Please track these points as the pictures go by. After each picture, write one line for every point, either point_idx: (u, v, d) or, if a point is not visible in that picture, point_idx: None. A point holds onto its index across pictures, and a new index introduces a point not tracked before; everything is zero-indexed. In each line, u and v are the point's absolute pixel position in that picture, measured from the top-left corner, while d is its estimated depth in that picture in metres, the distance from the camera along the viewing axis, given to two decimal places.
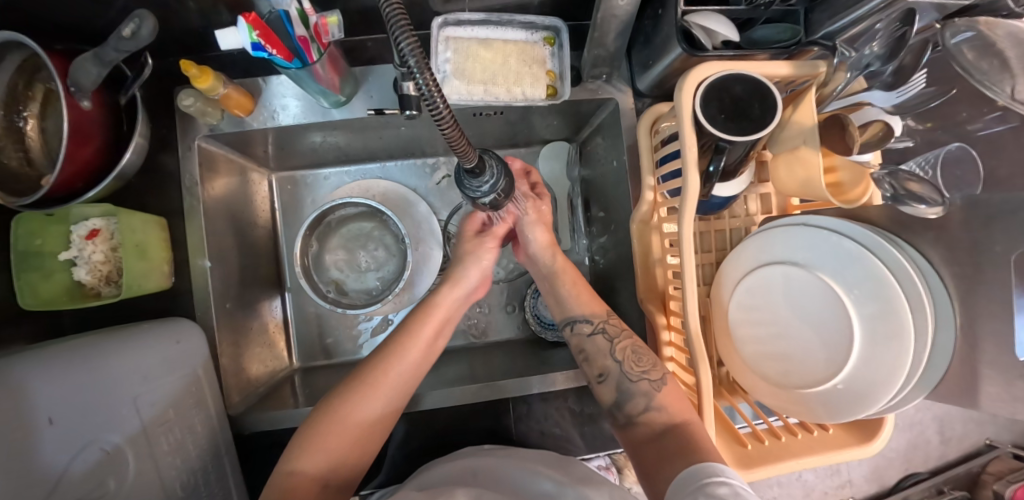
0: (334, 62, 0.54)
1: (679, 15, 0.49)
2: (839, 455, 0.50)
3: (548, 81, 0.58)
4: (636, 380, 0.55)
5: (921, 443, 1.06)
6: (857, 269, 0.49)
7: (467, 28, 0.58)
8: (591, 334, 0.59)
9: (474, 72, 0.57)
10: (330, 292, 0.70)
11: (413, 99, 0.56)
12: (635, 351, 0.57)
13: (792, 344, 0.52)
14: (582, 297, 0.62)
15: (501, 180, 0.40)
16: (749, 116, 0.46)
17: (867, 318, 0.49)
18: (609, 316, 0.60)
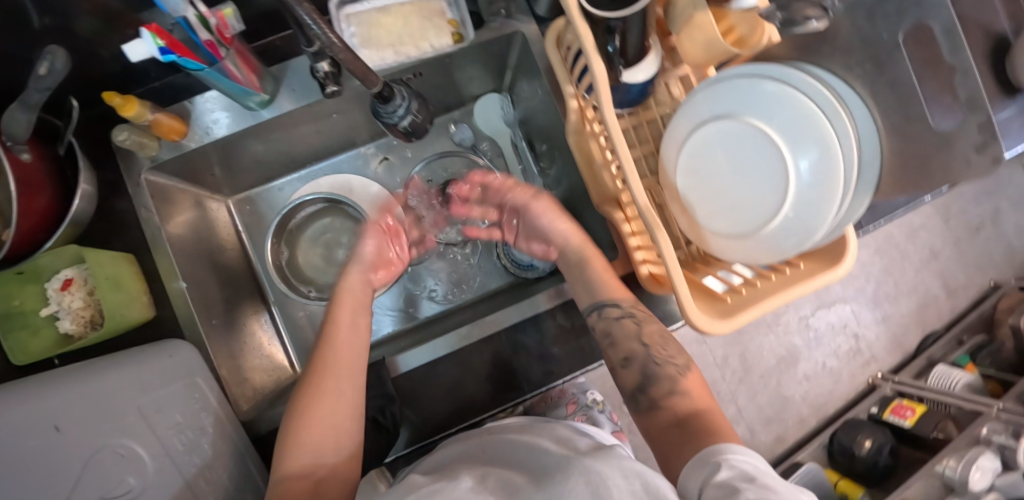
0: (246, 60, 0.57)
1: None
2: (812, 283, 0.53)
3: (452, 29, 0.61)
4: (663, 365, 0.55)
5: (926, 308, 1.52)
6: (778, 104, 0.52)
7: (363, 0, 0.60)
8: (618, 317, 0.58)
9: (380, 37, 0.60)
10: (312, 292, 0.73)
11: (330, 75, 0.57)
12: (660, 336, 0.58)
13: (742, 194, 0.54)
14: (608, 282, 0.60)
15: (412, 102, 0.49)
16: None
17: (798, 147, 0.51)
18: (634, 303, 0.60)
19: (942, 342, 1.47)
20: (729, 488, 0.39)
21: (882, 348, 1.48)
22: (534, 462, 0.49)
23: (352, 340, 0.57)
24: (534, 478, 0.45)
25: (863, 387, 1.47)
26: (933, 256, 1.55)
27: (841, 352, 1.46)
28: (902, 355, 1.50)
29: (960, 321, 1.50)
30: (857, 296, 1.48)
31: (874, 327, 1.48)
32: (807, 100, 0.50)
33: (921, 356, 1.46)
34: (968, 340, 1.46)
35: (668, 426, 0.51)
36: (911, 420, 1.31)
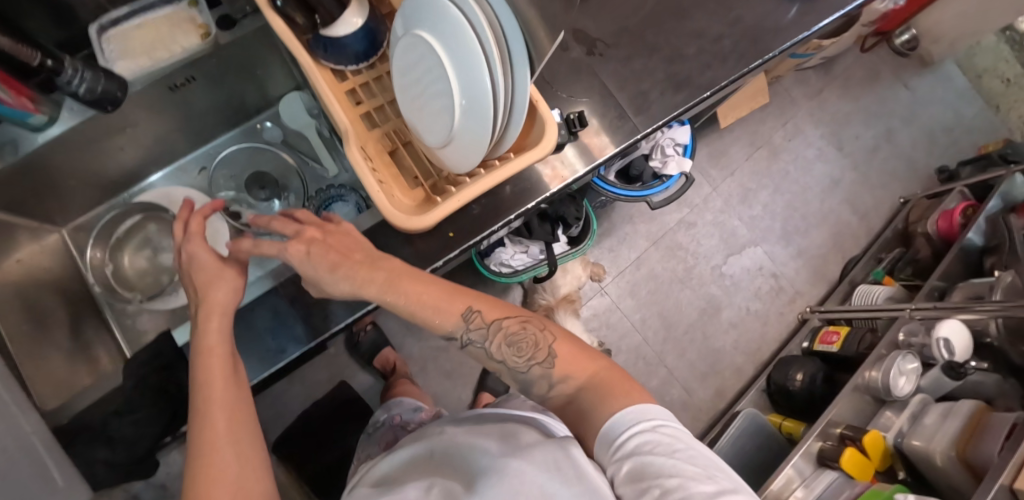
0: (19, 87, 0.64)
1: None
2: (508, 166, 0.54)
3: (199, 30, 0.70)
4: (528, 370, 0.52)
5: (841, 235, 1.53)
6: (437, 17, 0.52)
7: (122, 22, 0.70)
8: (465, 347, 0.55)
9: (136, 51, 0.69)
10: (138, 297, 0.80)
11: (102, 95, 0.65)
12: (511, 341, 0.53)
13: (436, 99, 0.56)
14: (430, 301, 0.54)
15: (85, 74, 0.62)
16: None
17: (459, 55, 0.51)
18: (467, 319, 0.54)
19: (863, 261, 1.47)
20: (637, 482, 0.39)
21: (804, 282, 1.47)
22: (472, 464, 0.44)
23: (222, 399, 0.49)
24: (465, 485, 0.41)
25: (794, 325, 1.45)
26: (836, 183, 1.56)
27: (763, 293, 1.45)
28: (827, 286, 1.49)
29: (877, 243, 1.51)
30: (767, 236, 1.48)
31: (791, 263, 1.48)
32: (454, 7, 0.50)
33: (844, 282, 1.45)
34: (886, 256, 1.47)
35: (565, 406, 0.51)
36: (838, 344, 1.28)
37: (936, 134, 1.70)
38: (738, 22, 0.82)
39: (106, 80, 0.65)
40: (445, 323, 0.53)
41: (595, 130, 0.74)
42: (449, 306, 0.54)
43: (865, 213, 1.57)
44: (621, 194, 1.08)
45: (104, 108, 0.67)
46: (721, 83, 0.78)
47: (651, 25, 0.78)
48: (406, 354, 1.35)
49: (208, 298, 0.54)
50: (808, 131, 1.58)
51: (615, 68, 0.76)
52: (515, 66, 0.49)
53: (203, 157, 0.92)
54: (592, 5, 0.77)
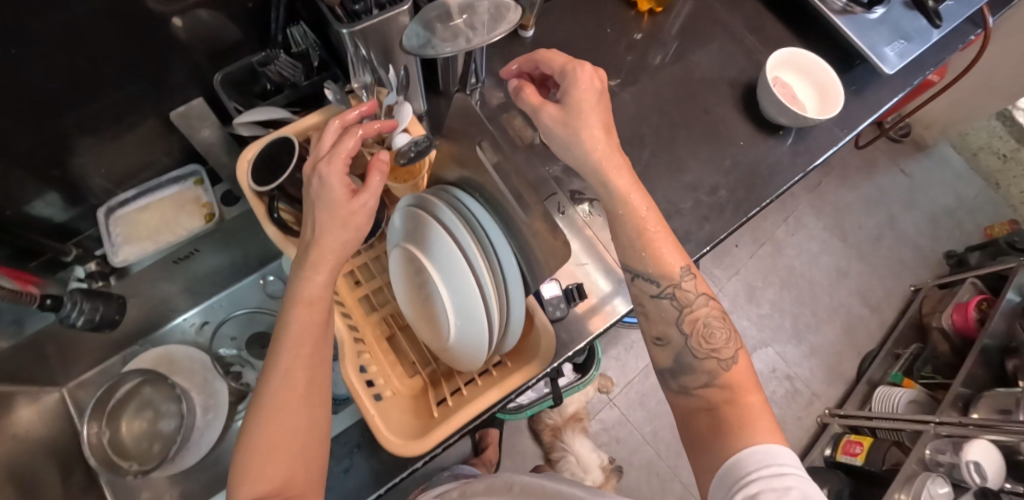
0: (27, 276, 0.67)
1: (237, 122, 0.59)
2: (505, 383, 0.54)
3: (204, 211, 0.73)
4: (702, 358, 0.53)
5: (854, 330, 1.50)
6: (430, 242, 0.55)
7: (130, 203, 0.73)
8: (659, 294, 0.55)
9: (140, 234, 0.71)
10: (134, 466, 0.77)
11: (101, 322, 0.71)
12: (705, 325, 0.54)
13: (428, 311, 0.57)
14: (658, 253, 0.55)
15: (89, 312, 0.69)
16: (283, 165, 0.55)
17: (452, 275, 0.54)
18: (681, 280, 0.55)
19: (879, 358, 1.44)
20: None
21: (820, 382, 1.44)
22: None
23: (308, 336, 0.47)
24: None
25: (814, 429, 1.40)
26: (842, 276, 1.55)
27: (778, 397, 1.41)
28: (844, 385, 1.45)
29: (893, 337, 1.48)
30: (778, 335, 1.46)
31: (804, 363, 1.44)
32: (447, 236, 0.53)
33: (861, 382, 1.41)
34: (903, 352, 1.43)
35: (700, 413, 0.51)
36: (862, 456, 1.23)
37: (940, 218, 1.69)
38: (734, 169, 0.83)
39: (102, 303, 0.71)
40: (659, 271, 0.55)
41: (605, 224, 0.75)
42: (673, 257, 0.55)
43: (877, 305, 1.54)
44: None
45: (105, 327, 0.73)
46: (720, 236, 0.78)
47: (645, 180, 0.80)
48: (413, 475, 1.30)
49: (332, 182, 0.48)
50: (810, 224, 1.58)
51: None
52: (510, 299, 0.53)
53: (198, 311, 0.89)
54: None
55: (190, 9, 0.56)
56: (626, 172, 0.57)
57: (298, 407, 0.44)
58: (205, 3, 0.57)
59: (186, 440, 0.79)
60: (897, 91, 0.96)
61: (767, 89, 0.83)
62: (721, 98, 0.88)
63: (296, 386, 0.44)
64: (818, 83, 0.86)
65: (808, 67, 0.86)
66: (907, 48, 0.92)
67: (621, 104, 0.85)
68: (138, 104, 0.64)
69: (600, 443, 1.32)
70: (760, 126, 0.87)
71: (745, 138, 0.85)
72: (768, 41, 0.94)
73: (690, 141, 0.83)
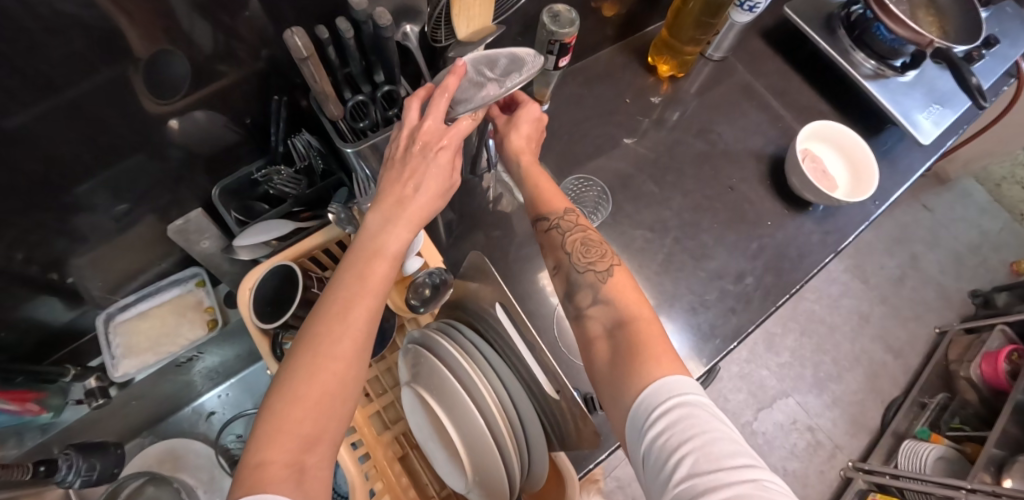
0: (23, 393, 0.61)
1: (236, 244, 0.56)
2: None
3: (208, 316, 0.71)
4: (583, 272, 0.55)
5: (876, 377, 1.46)
6: (437, 389, 0.50)
7: (130, 308, 0.70)
8: (547, 229, 0.59)
9: (140, 343, 0.68)
10: None
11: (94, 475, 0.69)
12: (584, 243, 0.57)
13: (434, 453, 0.53)
14: (549, 192, 0.61)
15: (82, 469, 0.67)
16: (287, 299, 0.51)
17: (459, 422, 0.50)
18: (564, 212, 0.60)
19: (904, 408, 1.39)
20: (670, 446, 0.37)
21: (843, 433, 1.39)
22: None
23: (371, 302, 0.42)
24: None
25: (838, 483, 1.35)
26: (865, 320, 1.51)
27: (799, 450, 1.36)
28: (869, 436, 1.40)
29: (917, 386, 1.43)
30: (799, 385, 1.41)
31: (826, 414, 1.40)
32: (454, 381, 0.49)
33: (886, 433, 1.37)
34: (929, 402, 1.38)
35: (597, 336, 0.50)
36: None
37: (963, 255, 1.64)
38: (762, 252, 0.77)
39: (97, 459, 0.71)
40: (548, 209, 0.60)
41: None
42: (561, 204, 0.60)
43: (900, 349, 1.49)
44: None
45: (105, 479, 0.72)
46: (748, 328, 0.72)
47: (664, 270, 0.73)
48: None
49: (435, 166, 0.47)
50: (829, 266, 1.54)
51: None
52: (531, 450, 0.50)
53: (203, 402, 0.86)
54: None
55: (187, 109, 0.53)
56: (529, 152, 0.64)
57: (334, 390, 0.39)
58: (203, 101, 0.53)
59: None
60: (932, 154, 0.90)
61: (795, 163, 0.78)
62: (746, 171, 0.82)
63: (343, 364, 0.40)
64: (852, 155, 0.81)
65: (837, 137, 0.81)
66: (939, 113, 0.87)
67: (638, 181, 0.79)
68: (128, 217, 0.61)
69: None
70: (787, 202, 0.80)
71: (773, 217, 0.79)
72: (794, 106, 0.89)
73: (715, 224, 0.77)
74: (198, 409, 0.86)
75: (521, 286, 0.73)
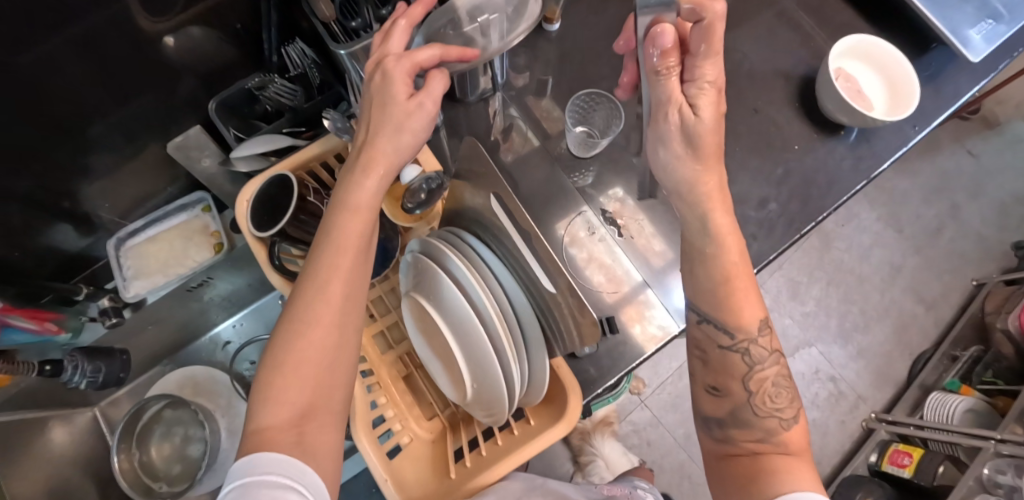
0: (41, 312, 0.66)
1: (235, 154, 0.55)
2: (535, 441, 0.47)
3: (214, 240, 0.70)
4: (765, 417, 0.47)
5: (906, 330, 1.41)
6: (434, 293, 0.49)
7: (141, 233, 0.70)
8: (728, 348, 0.49)
9: (151, 266, 0.69)
10: (162, 487, 0.76)
11: (104, 380, 0.74)
12: (774, 386, 0.49)
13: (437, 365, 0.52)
14: (744, 302, 0.48)
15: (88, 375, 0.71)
16: (284, 208, 0.50)
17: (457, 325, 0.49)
18: (756, 335, 0.49)
19: (934, 360, 1.34)
20: None
21: (867, 385, 1.36)
22: None
23: (346, 272, 0.41)
24: None
25: (859, 433, 1.32)
26: (896, 271, 1.45)
27: (820, 401, 1.33)
28: (894, 388, 1.36)
29: (949, 339, 1.37)
30: (823, 335, 1.37)
31: (851, 365, 1.36)
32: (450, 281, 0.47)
33: (912, 386, 1.33)
34: (961, 355, 1.32)
35: (738, 460, 0.48)
36: (910, 469, 1.17)
37: (1009, 205, 1.54)
38: (787, 178, 0.72)
39: (103, 362, 0.73)
40: (736, 326, 0.48)
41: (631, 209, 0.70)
42: (754, 311, 0.49)
43: (932, 301, 1.43)
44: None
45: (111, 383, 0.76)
46: (769, 257, 0.69)
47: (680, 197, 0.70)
48: None
49: (396, 101, 0.42)
50: (861, 215, 1.47)
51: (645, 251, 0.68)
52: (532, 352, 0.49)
53: (220, 332, 0.88)
54: (621, 182, 0.71)
55: (181, 27, 0.53)
56: (726, 214, 0.48)
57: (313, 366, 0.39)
58: (197, 18, 0.53)
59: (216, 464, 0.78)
60: (983, 76, 0.82)
61: (828, 83, 0.72)
62: (773, 93, 0.76)
63: (322, 334, 0.40)
64: (890, 75, 0.74)
65: (872, 52, 0.74)
66: (993, 30, 0.78)
67: None
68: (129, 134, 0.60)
69: (630, 445, 1.26)
70: (817, 126, 0.75)
71: (800, 141, 0.74)
72: (831, 24, 0.82)
73: (737, 149, 0.72)
74: (215, 339, 0.88)
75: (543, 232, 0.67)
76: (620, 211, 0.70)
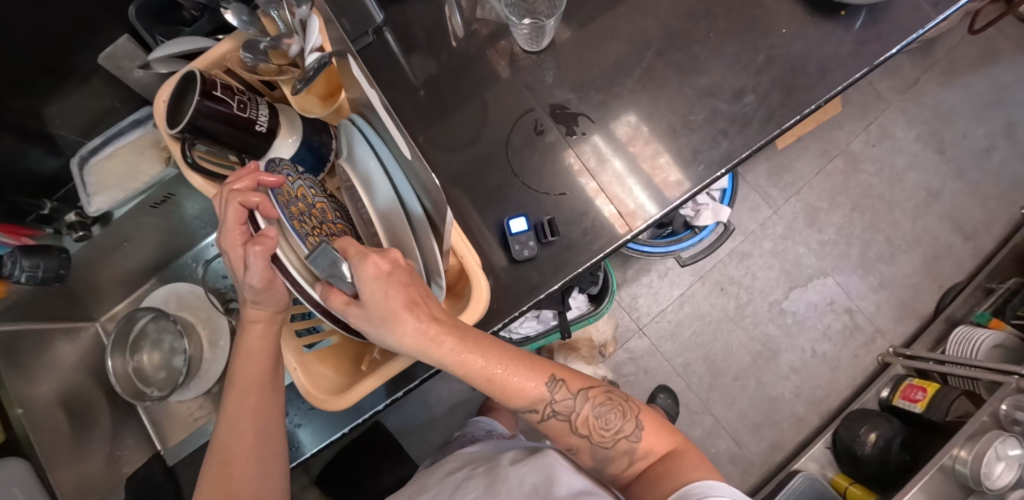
0: (17, 229, 0.67)
1: (148, 57, 0.54)
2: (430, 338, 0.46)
3: (164, 153, 0.70)
4: (610, 446, 0.48)
5: (938, 259, 1.29)
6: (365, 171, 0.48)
7: (98, 151, 0.72)
8: (542, 420, 0.48)
9: (109, 183, 0.71)
10: (155, 391, 0.83)
11: (51, 277, 0.66)
12: (606, 407, 0.49)
13: None
14: (522, 381, 0.46)
15: (32, 270, 0.64)
16: (186, 102, 0.48)
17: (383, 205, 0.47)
18: (551, 398, 0.47)
19: (967, 291, 1.23)
20: None
21: (887, 317, 1.26)
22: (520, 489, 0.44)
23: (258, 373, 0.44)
24: None
25: (873, 368, 1.25)
26: (933, 196, 1.31)
27: (833, 333, 1.26)
28: (918, 321, 1.27)
29: (988, 269, 1.25)
30: (842, 265, 1.27)
31: (870, 296, 1.27)
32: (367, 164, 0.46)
33: (938, 319, 1.23)
34: (997, 287, 1.21)
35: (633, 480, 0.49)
36: (922, 404, 1.09)
37: None
38: (770, 67, 0.64)
39: (43, 257, 0.65)
40: (525, 403, 0.47)
41: (645, 137, 0.64)
42: (533, 380, 0.46)
43: (971, 229, 1.30)
44: (640, 251, 1.01)
45: (52, 282, 0.67)
46: (741, 155, 0.63)
47: (641, 88, 0.65)
48: (438, 392, 1.22)
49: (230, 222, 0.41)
50: (897, 134, 1.33)
51: (603, 146, 0.64)
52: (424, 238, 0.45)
53: (199, 252, 0.91)
54: (581, 76, 0.65)
55: None
56: (447, 331, 0.41)
57: (251, 451, 0.43)
58: None
59: (199, 369, 0.85)
60: None
61: None
62: None
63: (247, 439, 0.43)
64: None
65: None
66: None
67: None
68: (62, 38, 0.60)
69: (625, 374, 1.23)
70: (812, 7, 0.66)
71: (789, 25, 0.65)
72: None
73: (712, 34, 0.65)
74: (197, 257, 0.91)
75: (528, 158, 0.63)
76: (632, 138, 0.64)
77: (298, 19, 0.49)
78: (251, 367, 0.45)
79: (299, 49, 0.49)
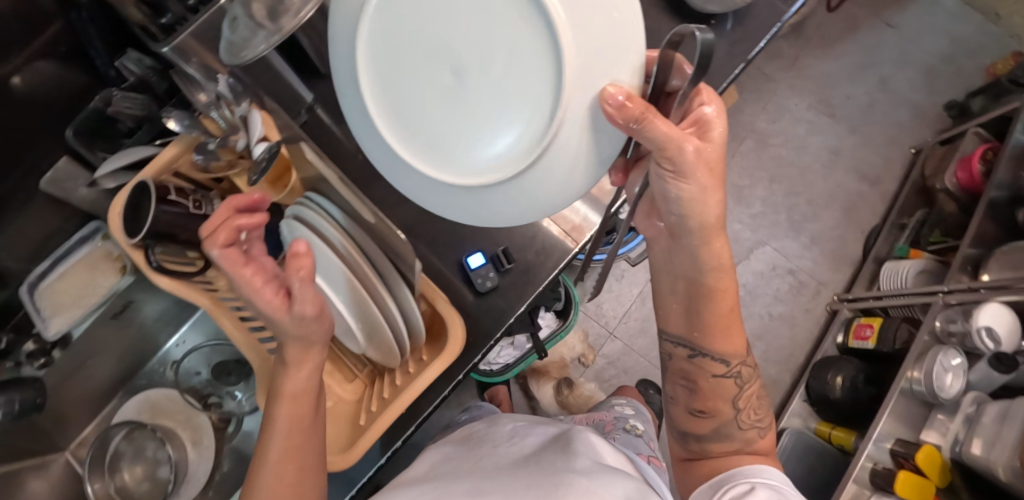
0: None
1: (96, 176, 0.57)
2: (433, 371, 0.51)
3: (118, 264, 0.74)
4: (745, 429, 0.60)
5: (854, 209, 1.43)
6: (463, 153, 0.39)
7: (47, 274, 0.70)
8: (723, 375, 0.59)
9: (64, 303, 0.70)
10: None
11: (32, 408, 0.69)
12: (755, 401, 0.61)
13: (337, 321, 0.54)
14: (733, 339, 0.58)
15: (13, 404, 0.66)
16: (146, 208, 0.52)
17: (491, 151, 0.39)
18: (744, 359, 0.59)
19: (885, 231, 1.38)
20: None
21: (826, 270, 1.39)
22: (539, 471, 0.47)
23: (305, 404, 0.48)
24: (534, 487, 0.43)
25: (825, 318, 1.36)
26: (836, 155, 1.47)
27: (783, 294, 1.36)
28: (852, 267, 1.39)
29: (897, 208, 1.40)
30: (775, 232, 1.39)
31: (806, 254, 1.39)
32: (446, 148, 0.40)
33: (867, 261, 1.36)
34: (908, 222, 1.36)
35: (727, 455, 0.60)
36: (873, 339, 1.19)
37: (935, 67, 1.58)
38: None
39: (19, 389, 0.67)
40: (730, 352, 0.58)
41: None
42: (740, 343, 0.59)
43: (875, 177, 1.46)
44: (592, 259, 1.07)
45: (31, 411, 0.70)
46: None
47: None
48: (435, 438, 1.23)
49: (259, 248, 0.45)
50: (793, 108, 1.49)
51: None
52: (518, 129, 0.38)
53: (165, 354, 0.90)
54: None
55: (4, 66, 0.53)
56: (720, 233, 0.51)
57: (292, 472, 0.47)
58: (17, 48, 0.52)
59: (186, 471, 0.83)
60: None
61: None
62: None
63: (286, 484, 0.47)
64: None
65: None
66: None
67: None
68: None
69: (608, 378, 1.28)
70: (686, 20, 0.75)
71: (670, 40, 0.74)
72: None
73: None
74: (162, 360, 0.90)
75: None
76: None
77: (237, 115, 0.54)
78: (299, 391, 0.48)
79: (246, 143, 0.54)
